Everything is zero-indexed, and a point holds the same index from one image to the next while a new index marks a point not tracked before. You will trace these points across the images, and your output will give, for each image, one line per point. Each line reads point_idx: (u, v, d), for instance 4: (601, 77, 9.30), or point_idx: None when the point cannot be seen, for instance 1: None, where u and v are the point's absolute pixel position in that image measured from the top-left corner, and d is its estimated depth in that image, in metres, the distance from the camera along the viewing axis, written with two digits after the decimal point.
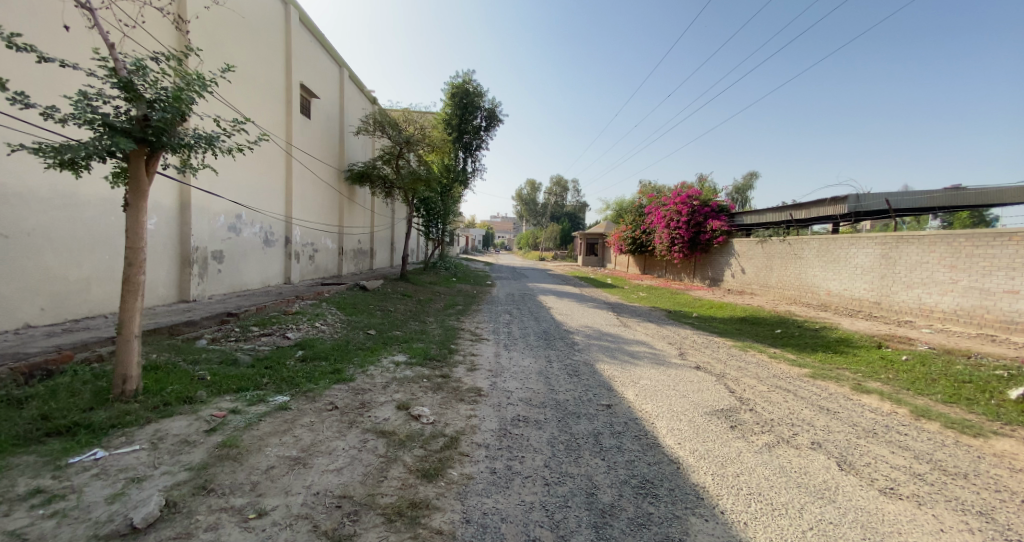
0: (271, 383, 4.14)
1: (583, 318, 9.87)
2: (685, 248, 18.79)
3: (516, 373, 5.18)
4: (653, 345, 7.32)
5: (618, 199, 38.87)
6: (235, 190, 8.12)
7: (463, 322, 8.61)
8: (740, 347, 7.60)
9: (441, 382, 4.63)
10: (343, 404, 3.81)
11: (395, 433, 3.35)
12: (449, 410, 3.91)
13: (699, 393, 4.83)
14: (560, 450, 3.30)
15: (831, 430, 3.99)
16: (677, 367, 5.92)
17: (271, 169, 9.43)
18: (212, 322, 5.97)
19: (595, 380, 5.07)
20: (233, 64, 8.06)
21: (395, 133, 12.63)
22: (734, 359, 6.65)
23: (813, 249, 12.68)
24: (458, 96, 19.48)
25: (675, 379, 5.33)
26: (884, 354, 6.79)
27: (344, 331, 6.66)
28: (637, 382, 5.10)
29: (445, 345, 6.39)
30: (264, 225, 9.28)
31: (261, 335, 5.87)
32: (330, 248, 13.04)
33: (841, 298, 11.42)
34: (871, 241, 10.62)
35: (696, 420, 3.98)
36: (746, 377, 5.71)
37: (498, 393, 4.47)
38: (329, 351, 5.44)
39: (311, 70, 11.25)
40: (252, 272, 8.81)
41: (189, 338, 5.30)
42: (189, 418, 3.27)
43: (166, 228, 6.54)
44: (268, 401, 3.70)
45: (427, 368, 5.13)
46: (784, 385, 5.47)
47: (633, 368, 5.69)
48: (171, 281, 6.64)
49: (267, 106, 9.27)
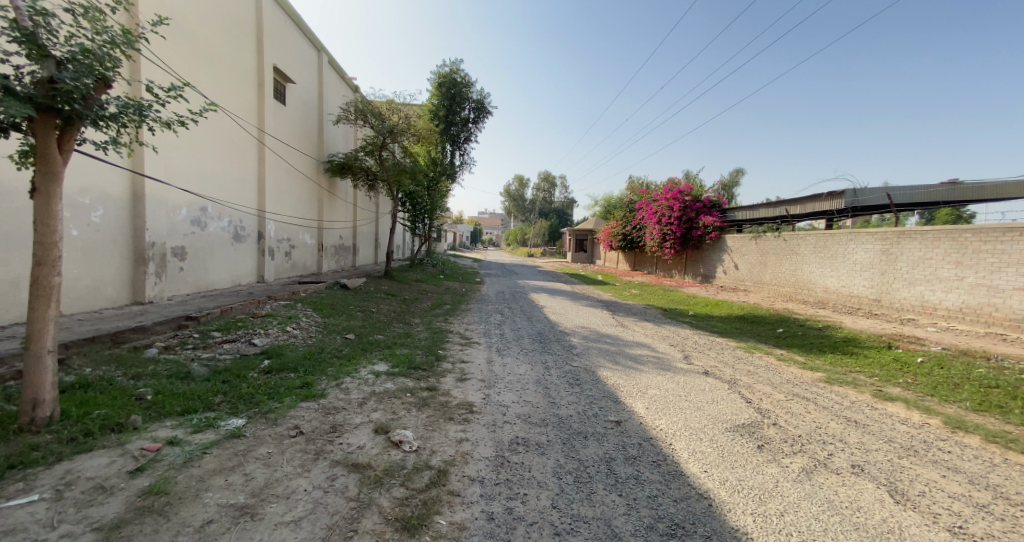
0: (226, 402, 3.50)
1: (578, 318, 9.37)
2: (677, 244, 18.46)
3: (512, 384, 4.64)
4: (655, 347, 6.86)
5: (607, 195, 38.52)
6: (199, 181, 7.36)
7: (451, 323, 8.03)
8: (745, 348, 7.20)
9: (426, 397, 4.05)
10: (310, 429, 3.21)
11: (371, 468, 2.77)
12: (436, 433, 3.35)
13: (715, 405, 4.36)
14: (569, 483, 2.77)
15: (870, 449, 3.55)
16: (685, 373, 5.44)
17: (241, 159, 8.69)
18: (166, 327, 5.27)
19: (599, 390, 4.57)
20: (197, 41, 7.27)
21: (378, 122, 11.94)
22: (742, 362, 6.23)
23: (809, 245, 12.40)
24: (446, 86, 18.75)
25: (686, 388, 4.84)
26: (898, 356, 6.45)
27: (319, 336, 6.03)
28: (646, 392, 4.60)
29: (432, 351, 5.81)
30: (234, 219, 8.55)
31: (224, 342, 5.19)
32: (309, 244, 12.30)
33: (839, 296, 11.17)
34: (871, 236, 10.33)
35: (719, 440, 3.50)
36: (760, 383, 5.28)
37: (492, 409, 3.92)
38: (300, 361, 4.82)
39: (286, 52, 10.44)
40: (219, 270, 8.07)
41: (136, 346, 4.60)
42: (113, 453, 2.61)
43: (115, 220, 5.77)
44: (218, 427, 3.07)
45: (411, 380, 4.53)
46: (803, 392, 5.04)
47: (639, 376, 5.18)
48: (121, 280, 5.89)
49: (237, 90, 8.48)
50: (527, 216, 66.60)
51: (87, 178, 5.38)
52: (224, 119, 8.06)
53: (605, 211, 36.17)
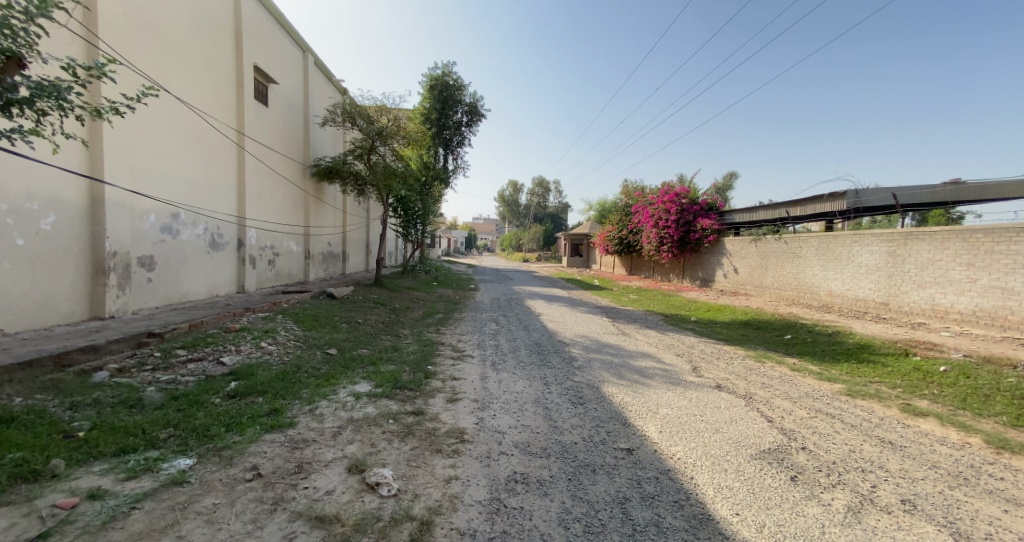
0: (176, 437, 2.99)
1: (578, 326, 8.92)
2: (674, 248, 18.12)
3: (508, 404, 4.17)
4: (660, 358, 6.41)
5: (602, 200, 38.22)
6: (169, 186, 6.86)
7: (443, 334, 7.54)
8: (755, 357, 6.79)
9: (412, 424, 3.57)
10: (271, 470, 2.73)
11: (338, 522, 2.28)
12: (421, 470, 2.88)
13: (736, 426, 3.91)
14: (579, 536, 2.31)
15: (916, 479, 3.12)
16: (696, 388, 4.99)
17: (218, 162, 8.20)
18: (124, 346, 4.75)
19: (605, 411, 4.11)
20: (170, 37, 6.80)
21: (366, 124, 11.49)
22: (754, 374, 5.81)
23: (811, 247, 12.06)
24: (437, 89, 18.37)
25: (699, 406, 4.39)
26: (918, 366, 6.06)
27: (297, 352, 5.52)
28: (657, 412, 4.14)
29: (420, 367, 5.31)
30: (211, 226, 8.04)
31: (188, 361, 4.68)
32: (294, 251, 11.79)
33: (844, 299, 10.82)
34: (877, 238, 10.02)
35: (746, 471, 3.06)
36: (779, 398, 4.83)
37: (486, 437, 3.46)
38: (272, 382, 4.31)
39: (268, 52, 9.98)
40: (194, 280, 7.54)
41: (85, 369, 4.08)
42: (15, 514, 2.14)
43: (69, 228, 5.25)
44: (157, 471, 2.57)
45: (395, 403, 4.04)
46: (827, 408, 4.60)
47: (648, 392, 4.72)
48: (77, 294, 5.36)
49: (214, 90, 8.01)
50: (521, 220, 66.24)
51: (34, 181, 4.87)
52: (199, 120, 7.57)
53: (600, 215, 35.86)
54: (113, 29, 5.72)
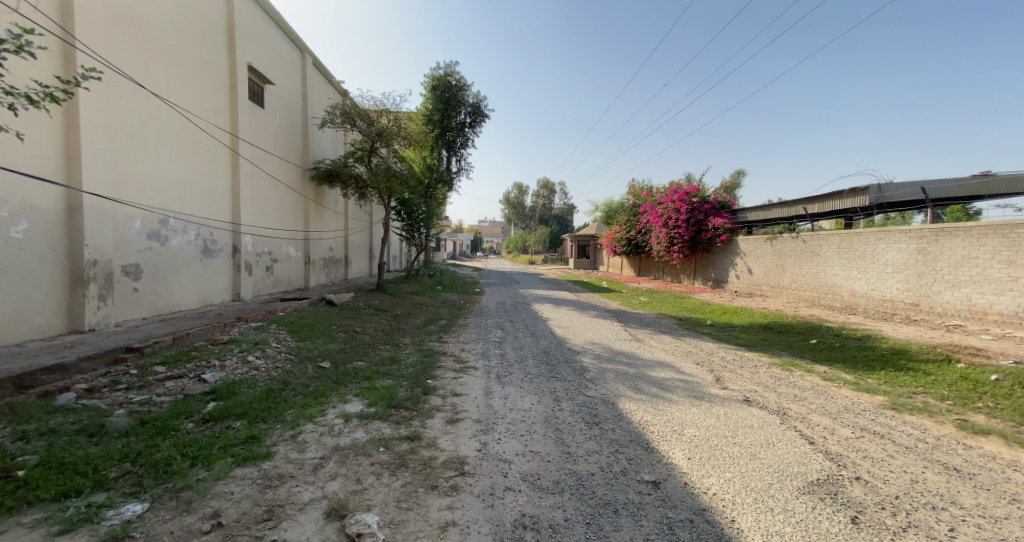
0: (131, 476, 2.58)
1: (588, 332, 8.44)
2: (685, 249, 17.56)
3: (515, 426, 3.73)
4: (678, 367, 5.91)
5: (608, 200, 37.57)
6: (156, 192, 6.54)
7: (445, 343, 7.12)
8: (781, 365, 6.27)
9: (405, 453, 3.15)
10: (236, 516, 2.31)
11: None
12: (412, 514, 2.44)
13: (776, 450, 3.41)
14: None
15: (999, 518, 2.63)
16: (723, 403, 4.49)
17: (210, 166, 7.88)
18: (97, 363, 4.37)
19: (624, 433, 3.65)
20: (155, 35, 6.47)
21: (366, 126, 11.14)
22: (784, 385, 5.31)
23: (831, 245, 11.47)
24: (440, 89, 18.06)
25: (729, 424, 3.91)
26: (965, 374, 5.54)
27: (287, 367, 5.12)
28: (682, 434, 3.67)
29: (419, 381, 4.87)
30: (204, 232, 7.71)
31: (166, 379, 4.30)
32: (294, 257, 11.48)
33: (869, 300, 10.22)
34: (904, 235, 9.45)
35: (797, 511, 2.59)
36: (817, 415, 4.32)
37: (490, 467, 3.02)
38: (254, 403, 3.90)
39: (263, 51, 9.67)
40: (185, 289, 7.21)
41: (48, 391, 3.69)
42: None
43: (44, 235, 4.91)
44: (99, 522, 2.16)
45: (388, 426, 3.61)
46: (873, 426, 4.10)
47: (670, 409, 4.25)
48: (53, 306, 5.01)
49: (205, 91, 7.68)
50: (526, 222, 65.68)
51: (5, 186, 4.54)
52: (188, 122, 7.25)
53: (606, 216, 35.20)
54: (93, 26, 5.40)
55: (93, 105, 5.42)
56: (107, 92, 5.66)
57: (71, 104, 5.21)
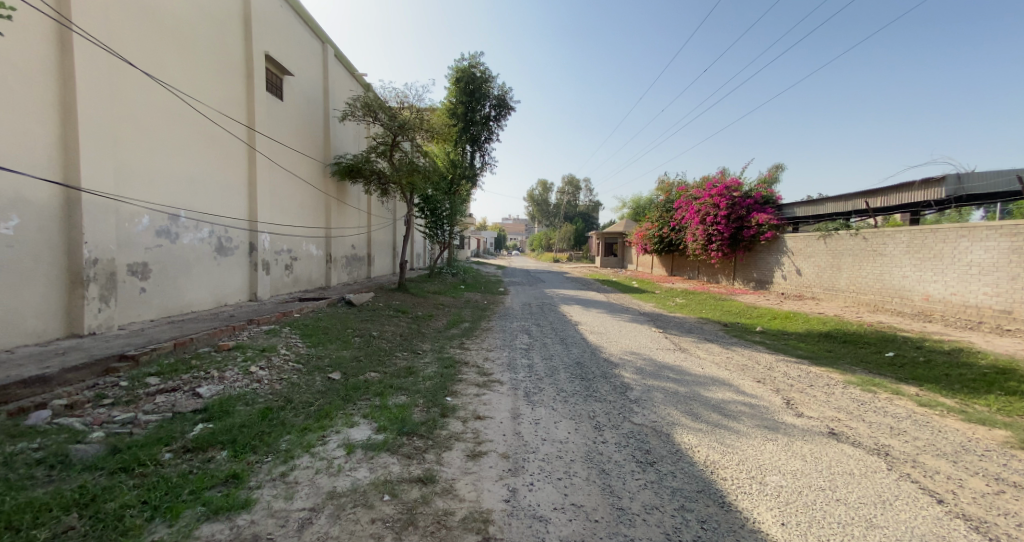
0: (70, 535, 2.05)
1: (624, 339, 7.64)
2: (724, 247, 16.37)
3: (550, 466, 3.04)
4: (737, 385, 5.07)
5: (637, 197, 36.28)
6: (164, 188, 6.20)
7: (467, 351, 6.49)
8: (860, 385, 5.30)
9: (414, 504, 2.50)
10: None
11: None
12: None
13: (899, 515, 2.56)
14: None
15: None
16: (805, 437, 3.65)
17: (225, 160, 7.54)
18: (84, 375, 3.94)
19: (689, 481, 2.88)
20: (163, 20, 6.09)
21: (388, 118, 10.66)
22: (871, 412, 4.39)
23: (899, 244, 10.16)
24: (464, 82, 17.48)
25: (821, 470, 3.09)
26: None
27: (292, 379, 4.58)
28: (764, 483, 2.88)
29: (436, 400, 4.25)
30: (219, 229, 7.38)
31: (158, 393, 3.84)
32: (315, 255, 11.15)
33: (947, 305, 8.96)
34: (995, 231, 8.17)
35: None
36: (931, 457, 3.41)
37: (521, 531, 2.32)
38: (247, 426, 3.36)
39: (281, 39, 9.28)
40: (198, 289, 6.89)
41: (21, 408, 3.27)
42: None
43: (39, 233, 4.57)
44: None
45: (397, 462, 2.99)
46: (1011, 476, 3.17)
47: (739, 444, 3.46)
48: (49, 308, 4.68)
49: (219, 81, 7.33)
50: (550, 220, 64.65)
51: None
52: (200, 114, 6.89)
53: (636, 213, 33.96)
54: (92, 9, 5.02)
55: (94, 95, 5.06)
56: (109, 80, 5.29)
57: (68, 93, 4.86)
